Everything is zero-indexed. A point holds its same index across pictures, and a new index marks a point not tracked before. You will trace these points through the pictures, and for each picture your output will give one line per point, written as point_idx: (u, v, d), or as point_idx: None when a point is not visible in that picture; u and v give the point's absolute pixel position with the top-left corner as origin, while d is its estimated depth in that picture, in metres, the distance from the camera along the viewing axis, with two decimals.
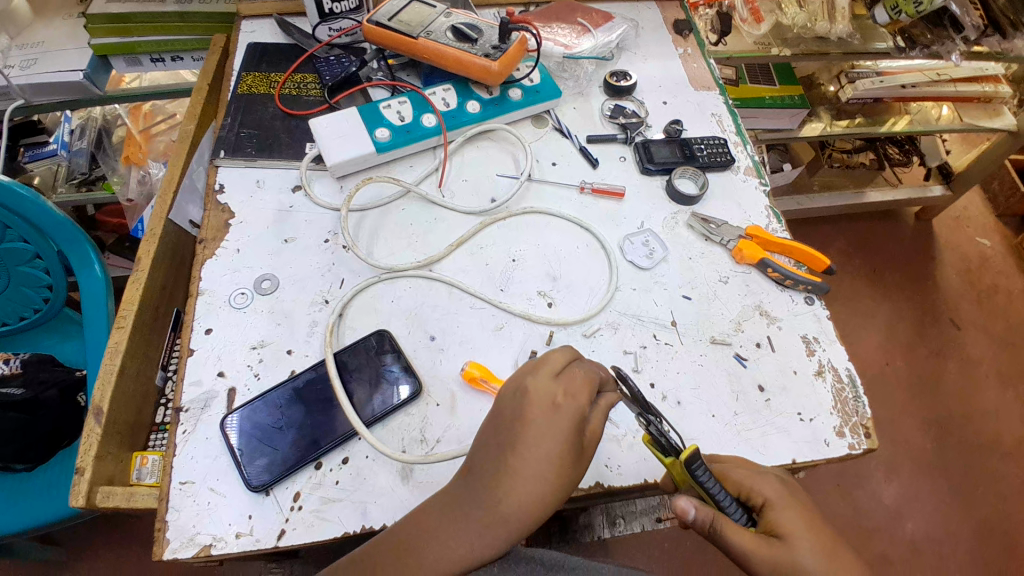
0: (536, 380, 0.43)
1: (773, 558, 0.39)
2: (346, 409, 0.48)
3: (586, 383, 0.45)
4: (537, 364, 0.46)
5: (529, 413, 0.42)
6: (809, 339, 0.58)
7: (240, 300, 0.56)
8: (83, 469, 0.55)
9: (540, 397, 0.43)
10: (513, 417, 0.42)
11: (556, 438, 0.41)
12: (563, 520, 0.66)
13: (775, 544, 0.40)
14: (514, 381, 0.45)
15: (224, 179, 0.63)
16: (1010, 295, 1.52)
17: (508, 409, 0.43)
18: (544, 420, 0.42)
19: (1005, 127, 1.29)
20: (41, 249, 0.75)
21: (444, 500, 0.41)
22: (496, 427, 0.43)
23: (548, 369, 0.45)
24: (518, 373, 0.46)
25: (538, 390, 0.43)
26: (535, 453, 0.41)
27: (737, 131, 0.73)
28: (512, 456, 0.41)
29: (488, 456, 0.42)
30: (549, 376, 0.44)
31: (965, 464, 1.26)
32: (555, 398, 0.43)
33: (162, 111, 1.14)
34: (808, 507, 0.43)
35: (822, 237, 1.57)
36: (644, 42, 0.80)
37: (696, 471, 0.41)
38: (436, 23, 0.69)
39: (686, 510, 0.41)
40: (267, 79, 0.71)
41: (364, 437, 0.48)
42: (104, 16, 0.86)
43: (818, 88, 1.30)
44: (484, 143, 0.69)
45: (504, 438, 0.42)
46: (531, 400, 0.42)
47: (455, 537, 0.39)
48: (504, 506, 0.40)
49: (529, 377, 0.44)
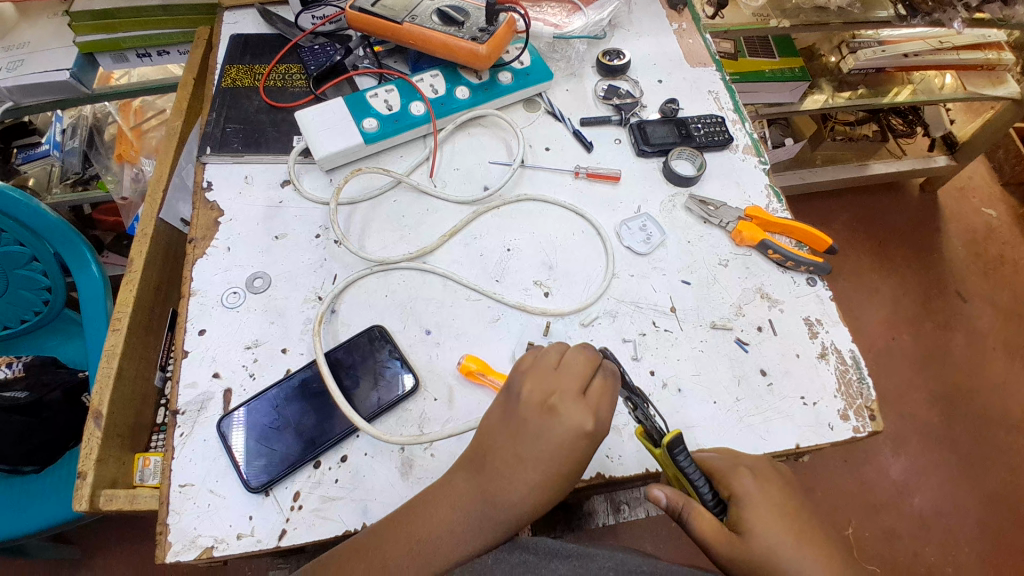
0: (565, 401, 0.41)
1: (754, 551, 0.39)
2: (339, 405, 0.48)
3: (610, 399, 0.43)
4: (559, 372, 0.43)
5: (557, 437, 0.40)
6: (812, 321, 0.57)
7: (232, 299, 0.55)
8: (85, 473, 0.55)
9: (572, 420, 0.41)
10: (537, 431, 0.41)
11: (579, 459, 0.41)
12: (568, 508, 0.63)
13: (760, 537, 0.40)
14: (539, 391, 0.42)
15: (212, 177, 0.61)
16: (1017, 266, 1.50)
17: (533, 421, 0.41)
18: (572, 445, 0.40)
19: (1009, 95, 1.26)
20: (38, 251, 0.74)
21: (445, 490, 0.41)
22: (512, 435, 0.41)
23: (575, 384, 0.42)
24: (540, 378, 0.43)
25: (570, 412, 0.41)
26: (556, 466, 0.40)
27: (735, 108, 0.71)
28: (532, 470, 0.40)
29: (499, 455, 0.41)
30: (576, 395, 0.42)
31: (972, 437, 1.26)
32: (586, 426, 0.41)
33: (152, 105, 1.14)
34: (794, 496, 0.43)
35: (826, 211, 1.55)
36: (637, 18, 0.78)
37: (678, 456, 0.42)
38: (421, 7, 0.67)
39: (658, 498, 0.43)
40: (251, 72, 0.69)
41: (365, 432, 0.47)
42: (88, 14, 0.84)
43: (819, 59, 1.28)
44: (475, 130, 0.67)
45: (519, 448, 0.40)
46: (563, 422, 0.40)
47: (461, 531, 0.39)
48: (517, 507, 0.40)
49: (559, 393, 0.42)
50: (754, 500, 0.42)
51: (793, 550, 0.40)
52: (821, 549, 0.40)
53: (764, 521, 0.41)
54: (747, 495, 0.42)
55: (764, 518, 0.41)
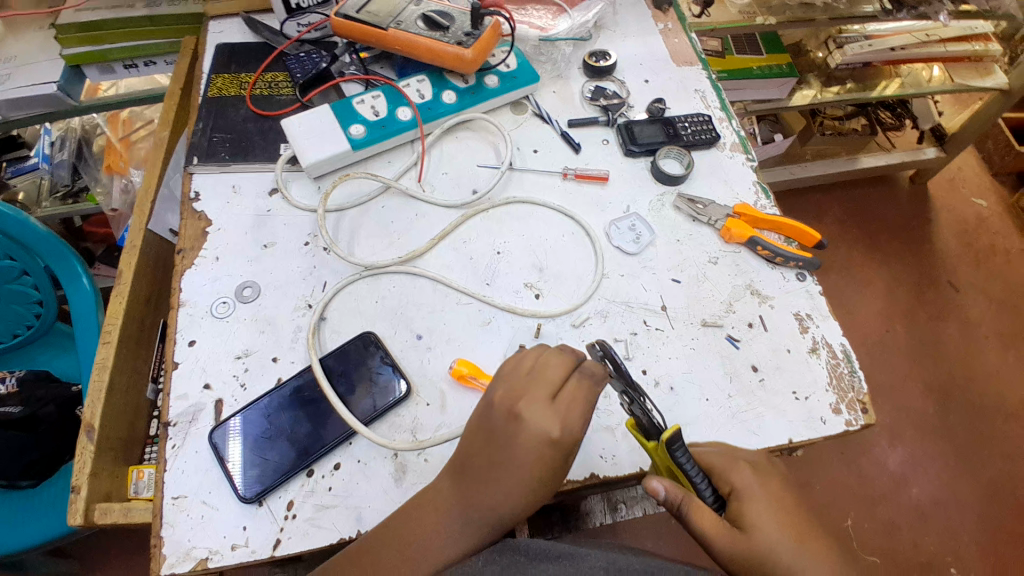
0: (531, 406, 0.39)
1: (751, 548, 0.39)
2: (337, 408, 0.48)
3: (582, 405, 0.40)
4: (530, 377, 0.41)
5: (523, 447, 0.39)
6: (803, 317, 0.57)
7: (222, 309, 0.55)
8: (79, 487, 0.55)
9: (537, 428, 0.39)
10: (503, 440, 0.39)
11: (549, 466, 0.39)
12: (564, 508, 0.63)
13: (756, 533, 0.40)
14: (507, 396, 0.40)
15: (199, 187, 0.61)
16: (1009, 256, 1.51)
17: (499, 429, 0.39)
18: (539, 455, 0.39)
19: (996, 86, 1.27)
20: (28, 265, 0.74)
21: (434, 493, 0.42)
22: (484, 441, 0.40)
23: (544, 391, 0.40)
24: (510, 384, 0.41)
25: (534, 419, 0.39)
26: (525, 474, 0.39)
27: (722, 106, 0.71)
28: (502, 477, 0.39)
29: (476, 459, 0.40)
30: (544, 402, 0.39)
31: (969, 427, 1.26)
32: (551, 433, 0.39)
33: (140, 115, 1.13)
34: (788, 487, 0.44)
35: (818, 206, 1.55)
36: (623, 19, 0.78)
37: (677, 452, 0.42)
38: (406, 13, 0.67)
39: (657, 491, 0.43)
40: (237, 80, 0.69)
41: (363, 434, 0.47)
42: (76, 26, 0.83)
43: (807, 55, 1.29)
44: (462, 134, 0.67)
45: (488, 456, 0.40)
46: (527, 429, 0.39)
47: (439, 534, 0.40)
48: (497, 511, 0.39)
49: (523, 400, 0.40)
50: (750, 495, 0.42)
51: (790, 546, 0.40)
52: (817, 544, 0.40)
53: (761, 517, 0.41)
54: (744, 490, 0.42)
55: (761, 514, 0.41)
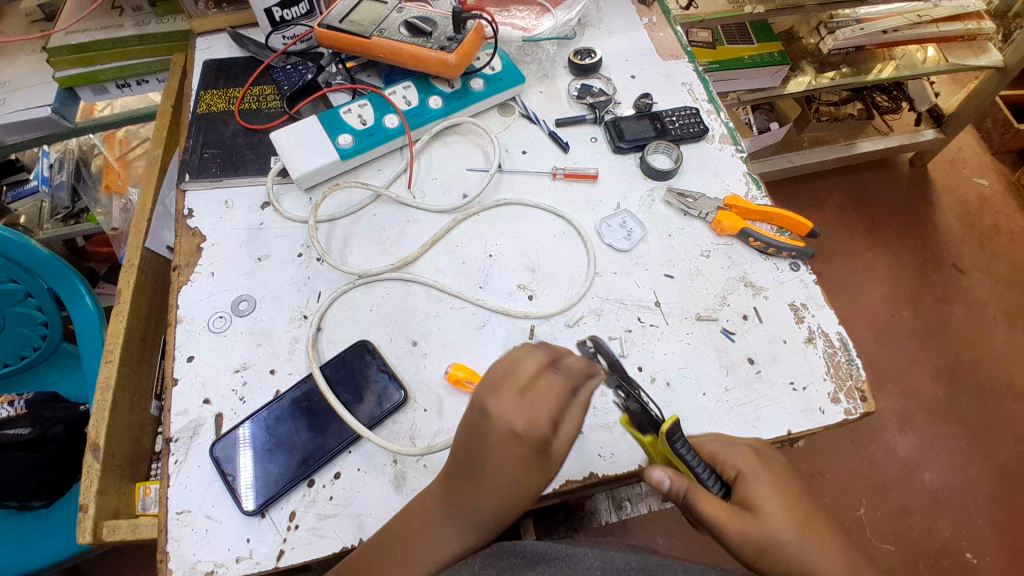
0: (498, 400, 0.38)
1: (752, 534, 0.39)
2: (342, 415, 0.48)
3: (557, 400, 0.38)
4: (504, 370, 0.39)
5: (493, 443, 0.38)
6: (797, 307, 0.57)
7: (219, 323, 0.55)
8: (87, 506, 0.55)
9: (500, 423, 0.37)
10: (474, 433, 0.38)
11: (524, 464, 0.38)
12: (568, 508, 0.65)
13: (751, 519, 0.40)
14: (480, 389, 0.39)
15: (192, 203, 0.62)
16: (1012, 235, 1.50)
17: (471, 421, 0.39)
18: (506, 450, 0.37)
19: (991, 64, 1.24)
20: (31, 287, 0.74)
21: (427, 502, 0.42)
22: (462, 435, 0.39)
23: (513, 384, 0.38)
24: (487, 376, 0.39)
25: (499, 414, 0.37)
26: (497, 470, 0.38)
27: (709, 98, 0.71)
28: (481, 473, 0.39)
29: (460, 457, 0.40)
30: (513, 395, 0.38)
31: (979, 409, 1.25)
32: (515, 427, 0.37)
33: (136, 134, 1.15)
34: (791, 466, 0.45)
35: (817, 193, 1.54)
36: (607, 16, 0.78)
37: (677, 444, 0.43)
38: (389, 20, 0.67)
39: (659, 481, 0.42)
40: (225, 96, 0.70)
41: (369, 439, 0.48)
42: (66, 48, 0.85)
43: (799, 41, 1.28)
44: (450, 139, 0.68)
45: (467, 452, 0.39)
46: (493, 425, 0.37)
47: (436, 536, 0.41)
48: (483, 510, 0.40)
49: (490, 394, 0.38)
50: (749, 489, 0.42)
51: (790, 539, 0.39)
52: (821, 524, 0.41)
53: (759, 510, 0.41)
54: (742, 485, 0.42)
55: (760, 508, 0.41)
